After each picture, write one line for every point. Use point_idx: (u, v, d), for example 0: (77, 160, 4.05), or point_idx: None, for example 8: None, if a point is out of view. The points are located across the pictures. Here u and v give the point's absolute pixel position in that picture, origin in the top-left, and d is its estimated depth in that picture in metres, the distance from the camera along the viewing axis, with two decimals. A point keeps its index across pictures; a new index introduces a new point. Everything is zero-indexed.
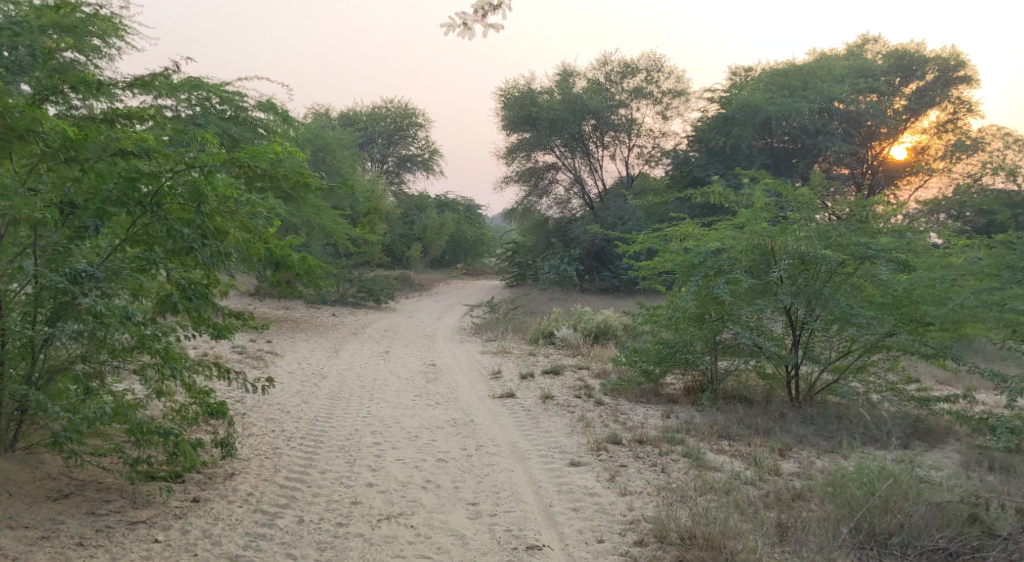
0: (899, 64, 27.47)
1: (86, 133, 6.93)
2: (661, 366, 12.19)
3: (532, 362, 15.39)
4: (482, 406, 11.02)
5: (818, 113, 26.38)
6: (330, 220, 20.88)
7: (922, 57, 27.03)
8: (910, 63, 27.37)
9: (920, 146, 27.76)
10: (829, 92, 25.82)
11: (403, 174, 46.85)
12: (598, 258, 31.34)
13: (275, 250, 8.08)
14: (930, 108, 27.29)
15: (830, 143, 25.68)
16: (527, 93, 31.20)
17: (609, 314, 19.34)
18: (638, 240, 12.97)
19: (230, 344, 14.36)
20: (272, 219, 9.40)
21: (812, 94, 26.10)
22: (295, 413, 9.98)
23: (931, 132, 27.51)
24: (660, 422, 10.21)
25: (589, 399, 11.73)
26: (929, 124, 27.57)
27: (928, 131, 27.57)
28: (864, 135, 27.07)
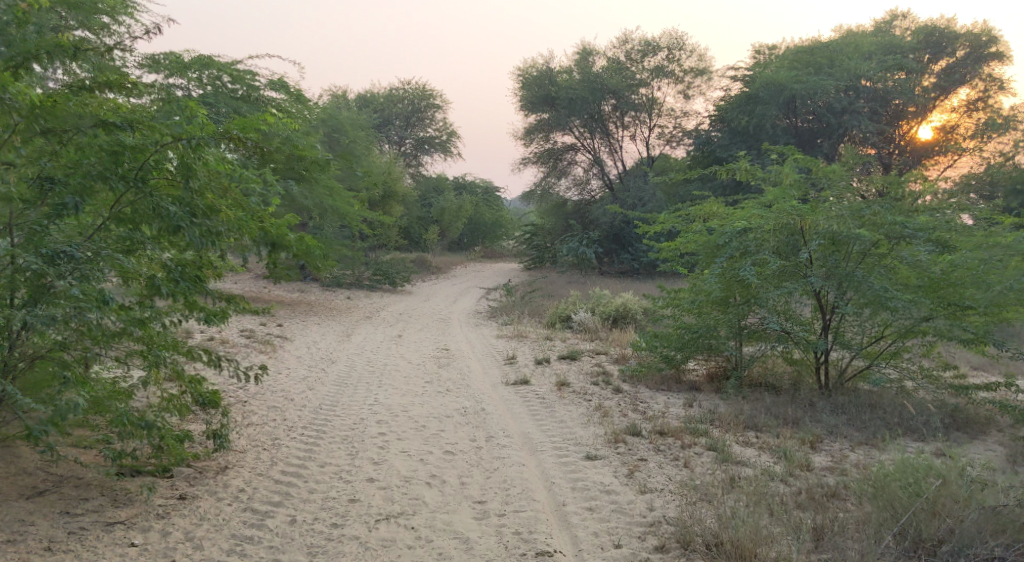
0: (929, 40, 26.43)
1: (56, 102, 6.37)
2: (682, 352, 11.68)
3: (548, 347, 14.89)
4: (495, 393, 10.54)
5: (845, 91, 25.51)
6: (344, 202, 20.40)
7: (953, 34, 26.12)
8: (939, 39, 26.32)
9: (950, 125, 26.88)
10: (856, 69, 24.86)
11: (420, 156, 46.30)
12: (618, 240, 30.74)
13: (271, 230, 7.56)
14: (960, 86, 26.39)
15: (857, 123, 24.87)
16: (546, 72, 30.51)
17: (628, 297, 18.78)
18: (659, 220, 12.37)
19: (238, 329, 13.94)
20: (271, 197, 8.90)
21: (838, 72, 25.19)
22: (298, 401, 9.51)
23: (961, 110, 26.61)
24: (682, 412, 9.69)
25: (607, 386, 11.22)
26: (959, 102, 26.73)
27: (958, 110, 26.67)
28: (892, 114, 26.19)
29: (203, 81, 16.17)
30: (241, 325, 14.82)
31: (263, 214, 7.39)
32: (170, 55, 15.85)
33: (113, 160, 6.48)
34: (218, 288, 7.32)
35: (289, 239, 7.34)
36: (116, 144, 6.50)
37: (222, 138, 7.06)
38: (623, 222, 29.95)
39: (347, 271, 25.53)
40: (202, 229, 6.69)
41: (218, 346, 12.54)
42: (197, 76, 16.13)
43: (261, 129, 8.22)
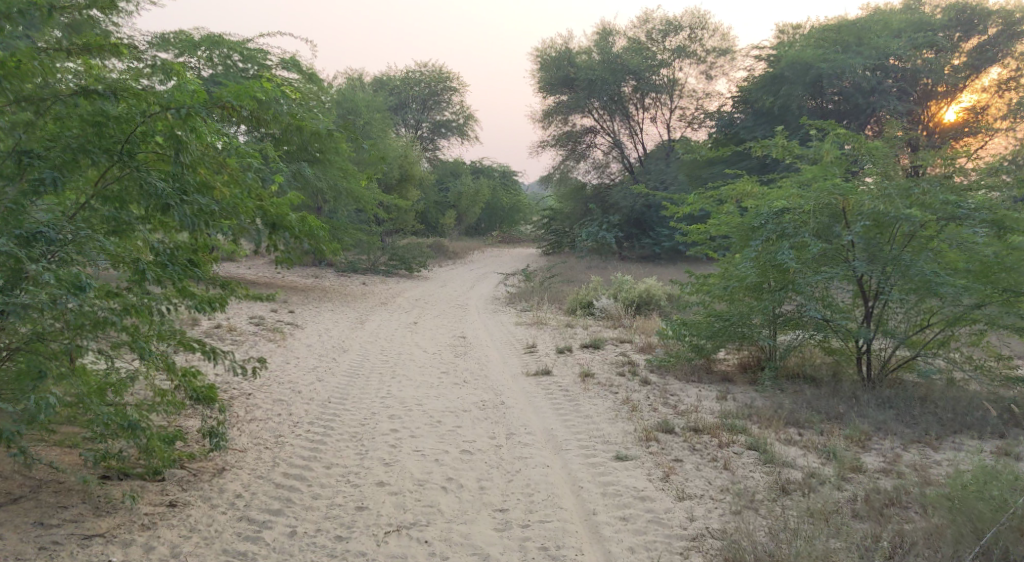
0: (959, 18, 25.32)
1: (21, 60, 5.80)
2: (713, 341, 11.02)
3: (570, 335, 14.25)
4: (515, 385, 9.94)
5: (873, 71, 24.51)
6: (358, 185, 19.78)
7: (984, 10, 24.81)
8: (970, 16, 25.15)
9: (981, 105, 25.53)
10: (886, 47, 24.04)
11: (437, 140, 45.59)
12: (638, 224, 30.00)
13: (271, 209, 6.95)
14: (991, 66, 25.02)
15: (885, 103, 23.91)
16: (565, 53, 29.75)
17: (652, 283, 18.09)
18: (687, 201, 11.64)
19: (246, 316, 13.42)
20: (273, 175, 8.28)
21: (866, 50, 24.35)
22: (306, 394, 8.96)
23: (992, 90, 25.32)
24: (716, 406, 9.06)
25: (634, 377, 10.60)
26: (990, 81, 25.33)
27: (989, 89, 25.37)
28: (922, 94, 25.15)
29: (213, 60, 15.47)
30: (251, 312, 14.31)
31: (262, 193, 6.80)
32: (181, 34, 15.25)
33: (95, 131, 5.95)
34: (214, 273, 6.76)
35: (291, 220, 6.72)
36: (99, 113, 5.96)
37: (217, 109, 6.47)
38: (644, 206, 29.19)
39: (363, 256, 24.98)
40: (194, 207, 6.09)
41: (225, 334, 12.01)
42: (207, 55, 15.45)
43: (257, 96, 7.54)
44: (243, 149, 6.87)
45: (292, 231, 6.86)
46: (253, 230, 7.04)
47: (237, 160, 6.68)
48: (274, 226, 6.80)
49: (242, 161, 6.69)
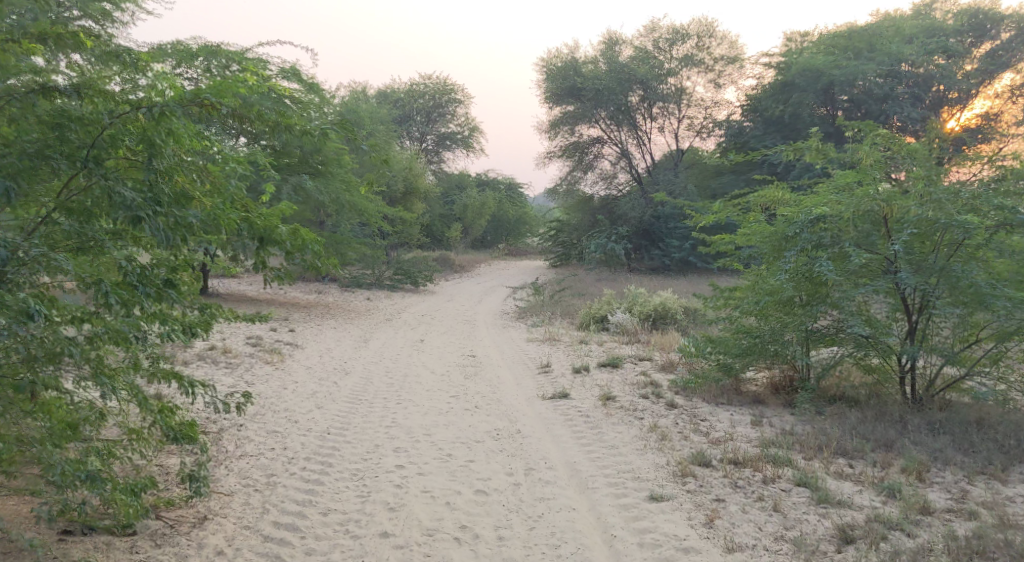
0: (972, 22, 24.40)
1: None
2: (743, 360, 10.22)
3: (585, 352, 13.48)
4: (531, 410, 9.18)
5: (884, 77, 23.74)
6: (361, 198, 19.09)
7: (997, 15, 23.89)
8: (983, 21, 24.22)
9: (993, 112, 24.37)
10: (898, 53, 23.29)
11: (442, 152, 44.92)
12: (647, 236, 29.27)
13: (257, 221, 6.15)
14: (1005, 71, 23.90)
15: (898, 110, 23.08)
16: (570, 63, 29.04)
17: (667, 296, 17.27)
18: (711, 210, 10.84)
19: (243, 337, 12.72)
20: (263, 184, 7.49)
21: (879, 56, 23.61)
22: (304, 425, 8.19)
23: (1005, 96, 24.15)
24: (752, 433, 8.28)
25: (658, 399, 9.84)
26: (1003, 87, 24.19)
27: (1002, 95, 24.22)
28: (935, 102, 24.32)
29: None
30: (249, 332, 13.63)
31: (248, 203, 6.05)
32: (175, 44, 14.58)
33: (55, 135, 5.24)
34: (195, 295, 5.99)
35: (282, 234, 5.94)
36: (60, 114, 5.26)
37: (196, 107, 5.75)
38: (653, 216, 28.47)
39: (367, 271, 24.32)
40: (170, 219, 5.33)
41: (220, 357, 11.30)
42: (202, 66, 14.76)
43: (238, 92, 6.76)
44: (227, 154, 6.13)
45: (282, 245, 6.08)
46: (237, 245, 6.27)
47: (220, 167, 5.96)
48: (263, 242, 6.02)
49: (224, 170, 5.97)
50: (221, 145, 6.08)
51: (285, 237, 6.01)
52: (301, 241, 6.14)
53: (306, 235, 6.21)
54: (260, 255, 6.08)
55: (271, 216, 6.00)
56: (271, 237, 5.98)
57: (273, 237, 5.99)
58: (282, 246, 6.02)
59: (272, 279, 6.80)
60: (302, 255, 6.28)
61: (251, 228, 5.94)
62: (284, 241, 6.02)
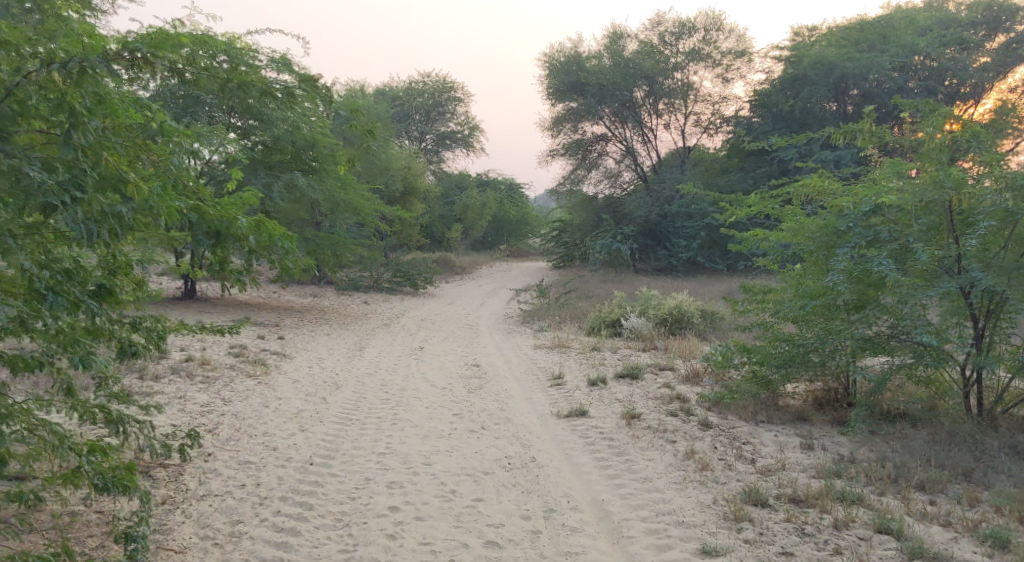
0: (985, 14, 23.01)
1: None
2: (783, 372, 9.03)
3: (600, 361, 12.33)
4: (547, 432, 8.06)
5: (897, 70, 22.60)
6: (358, 195, 17.86)
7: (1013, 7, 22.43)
8: (998, 13, 22.81)
9: None
10: (913, 45, 21.97)
11: (442, 152, 43.67)
12: (653, 235, 28.12)
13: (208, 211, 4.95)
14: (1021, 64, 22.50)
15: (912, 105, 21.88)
16: (573, 57, 27.79)
17: (683, 298, 16.10)
18: (747, 204, 9.67)
19: (225, 347, 11.57)
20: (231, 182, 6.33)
21: (892, 48, 22.21)
22: (283, 453, 7.03)
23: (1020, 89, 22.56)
24: (804, 459, 7.20)
25: (689, 415, 8.74)
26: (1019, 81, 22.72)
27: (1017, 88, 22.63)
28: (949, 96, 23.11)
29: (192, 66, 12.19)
30: (233, 341, 12.51)
31: (200, 186, 4.95)
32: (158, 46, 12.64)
33: None
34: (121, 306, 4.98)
35: (242, 228, 4.86)
36: None
37: (126, 65, 4.67)
38: (660, 215, 27.29)
39: (365, 273, 23.19)
40: (96, 204, 4.15)
41: (197, 370, 10.17)
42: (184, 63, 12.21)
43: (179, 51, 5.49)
44: (173, 128, 5.04)
45: (243, 240, 4.99)
46: (188, 240, 5.19)
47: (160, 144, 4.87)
48: (218, 237, 4.97)
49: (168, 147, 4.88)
50: (164, 117, 4.98)
51: (246, 232, 4.91)
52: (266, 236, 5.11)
53: (273, 227, 5.14)
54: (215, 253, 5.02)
55: (229, 205, 4.90)
56: (227, 233, 4.92)
57: (231, 233, 4.93)
58: (245, 243, 4.97)
59: (232, 281, 5.57)
60: (267, 254, 5.22)
61: (204, 222, 4.86)
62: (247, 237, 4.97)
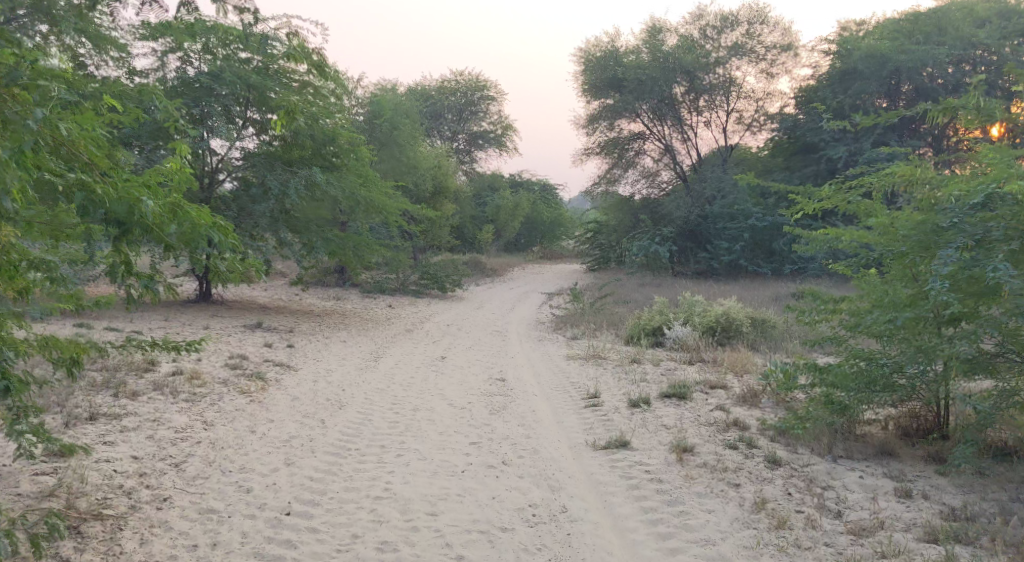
0: None
1: None
2: (864, 395, 7.50)
3: (643, 375, 10.89)
4: (583, 468, 6.70)
5: (955, 63, 20.77)
6: (381, 193, 16.53)
7: None
8: None
9: None
10: (972, 36, 20.08)
11: (474, 152, 42.36)
12: (694, 237, 26.56)
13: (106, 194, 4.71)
14: None
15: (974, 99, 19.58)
16: (610, 52, 26.28)
17: (732, 304, 14.57)
18: (819, 196, 8.19)
19: (220, 359, 10.35)
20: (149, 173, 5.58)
21: (949, 39, 20.41)
22: (256, 498, 5.73)
23: None
24: (906, 514, 5.77)
25: (751, 448, 7.32)
26: None
27: None
28: None
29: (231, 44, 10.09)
30: (235, 350, 11.36)
31: (97, 153, 4.77)
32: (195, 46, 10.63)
33: None
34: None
35: (146, 213, 4.69)
36: None
37: None
38: (700, 216, 25.78)
39: (390, 275, 22.07)
40: None
41: (183, 385, 8.99)
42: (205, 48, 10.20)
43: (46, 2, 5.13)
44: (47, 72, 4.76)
45: (164, 230, 4.89)
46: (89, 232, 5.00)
47: (32, 97, 4.47)
48: (122, 227, 4.82)
49: (43, 100, 4.51)
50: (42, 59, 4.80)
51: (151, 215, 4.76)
52: (189, 226, 5.06)
53: (200, 215, 5.10)
54: (122, 248, 4.94)
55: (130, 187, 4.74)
56: (132, 223, 4.80)
57: (137, 222, 4.81)
58: (164, 236, 4.89)
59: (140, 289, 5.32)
60: (189, 246, 5.18)
61: (104, 210, 4.73)
62: (156, 223, 4.85)
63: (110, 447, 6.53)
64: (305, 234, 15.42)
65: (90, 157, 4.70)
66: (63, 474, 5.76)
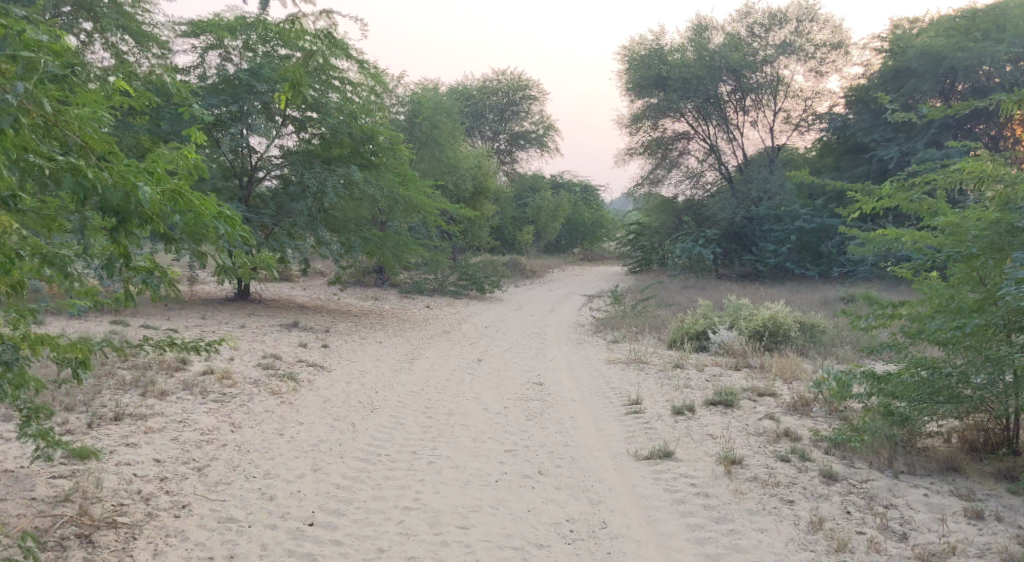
0: None
1: None
2: (926, 407, 7.01)
3: (688, 381, 10.45)
4: (624, 479, 6.33)
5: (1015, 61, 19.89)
6: (420, 192, 16.24)
7: None
8: None
9: None
10: None
11: (515, 152, 42.02)
12: (738, 239, 25.93)
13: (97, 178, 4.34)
14: None
15: None
16: (655, 50, 25.79)
17: (779, 307, 14.02)
18: (880, 194, 7.67)
19: (252, 359, 10.12)
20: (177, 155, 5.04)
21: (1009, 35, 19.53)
22: (279, 507, 5.49)
23: None
24: (976, 539, 5.31)
25: (804, 460, 6.87)
26: None
27: None
28: None
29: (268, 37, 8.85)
30: (269, 349, 11.15)
31: (93, 136, 4.42)
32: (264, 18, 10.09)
33: None
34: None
35: (141, 199, 4.32)
36: None
37: None
38: (745, 217, 25.16)
39: (429, 275, 21.83)
40: None
41: (214, 385, 8.77)
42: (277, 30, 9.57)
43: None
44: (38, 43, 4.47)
45: (167, 218, 4.57)
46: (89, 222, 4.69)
47: (14, 69, 4.29)
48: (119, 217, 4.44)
49: (27, 73, 4.31)
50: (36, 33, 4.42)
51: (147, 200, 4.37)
52: (192, 216, 4.63)
53: (204, 204, 4.66)
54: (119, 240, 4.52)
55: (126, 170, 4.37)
56: (129, 211, 4.39)
57: (134, 211, 4.40)
58: (163, 226, 4.51)
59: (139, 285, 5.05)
60: (195, 239, 4.74)
61: (98, 196, 4.35)
62: (154, 211, 4.45)
63: (128, 451, 6.27)
64: (343, 233, 15.16)
65: (85, 139, 4.39)
66: (81, 477, 5.57)
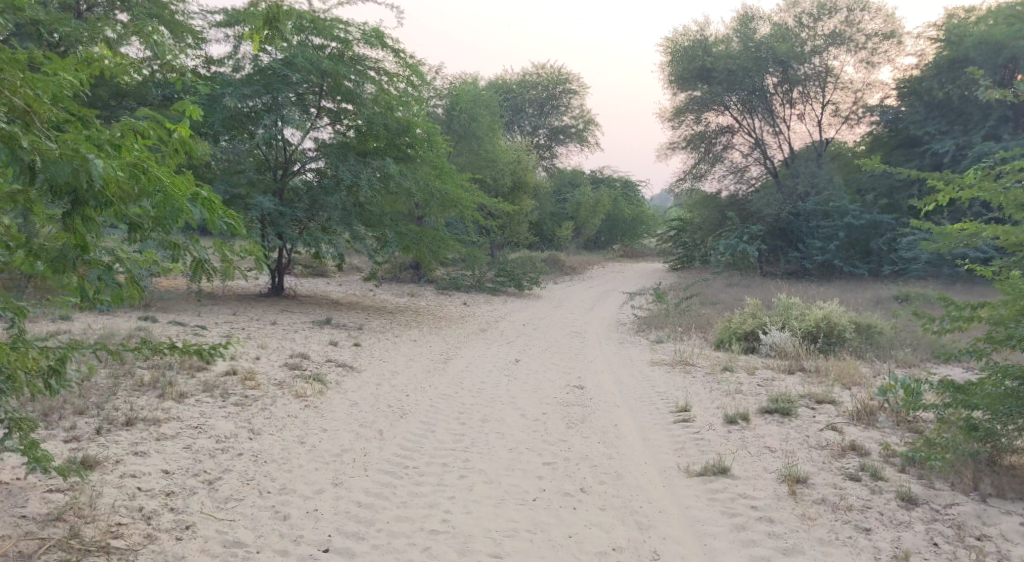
0: None
1: None
2: (1014, 420, 6.25)
3: (740, 386, 9.73)
4: (678, 501, 5.68)
5: None
6: (456, 186, 15.58)
7: None
8: None
9: None
10: None
11: (555, 147, 41.24)
12: (785, 235, 24.99)
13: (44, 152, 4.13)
14: None
15: None
16: (699, 41, 24.96)
17: (834, 307, 13.19)
18: (963, 185, 6.81)
19: (276, 359, 9.60)
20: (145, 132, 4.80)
21: None
22: (291, 530, 5.08)
23: None
24: None
25: (876, 479, 6.20)
26: None
27: None
28: None
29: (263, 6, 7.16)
30: (296, 347, 10.67)
31: (37, 99, 4.26)
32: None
33: None
34: None
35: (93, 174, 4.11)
36: None
37: None
38: (792, 213, 24.22)
39: (466, 271, 21.25)
40: None
41: (235, 386, 8.29)
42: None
43: None
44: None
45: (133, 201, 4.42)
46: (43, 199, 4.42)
47: None
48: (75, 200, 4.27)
49: None
50: None
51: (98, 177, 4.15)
52: (160, 197, 4.50)
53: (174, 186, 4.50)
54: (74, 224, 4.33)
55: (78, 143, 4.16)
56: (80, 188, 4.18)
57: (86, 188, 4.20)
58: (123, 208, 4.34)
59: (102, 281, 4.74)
60: (162, 226, 4.63)
61: (46, 173, 4.13)
62: (110, 192, 4.26)
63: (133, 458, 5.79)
64: (378, 228, 14.58)
65: (28, 101, 4.22)
66: (79, 492, 5.15)
